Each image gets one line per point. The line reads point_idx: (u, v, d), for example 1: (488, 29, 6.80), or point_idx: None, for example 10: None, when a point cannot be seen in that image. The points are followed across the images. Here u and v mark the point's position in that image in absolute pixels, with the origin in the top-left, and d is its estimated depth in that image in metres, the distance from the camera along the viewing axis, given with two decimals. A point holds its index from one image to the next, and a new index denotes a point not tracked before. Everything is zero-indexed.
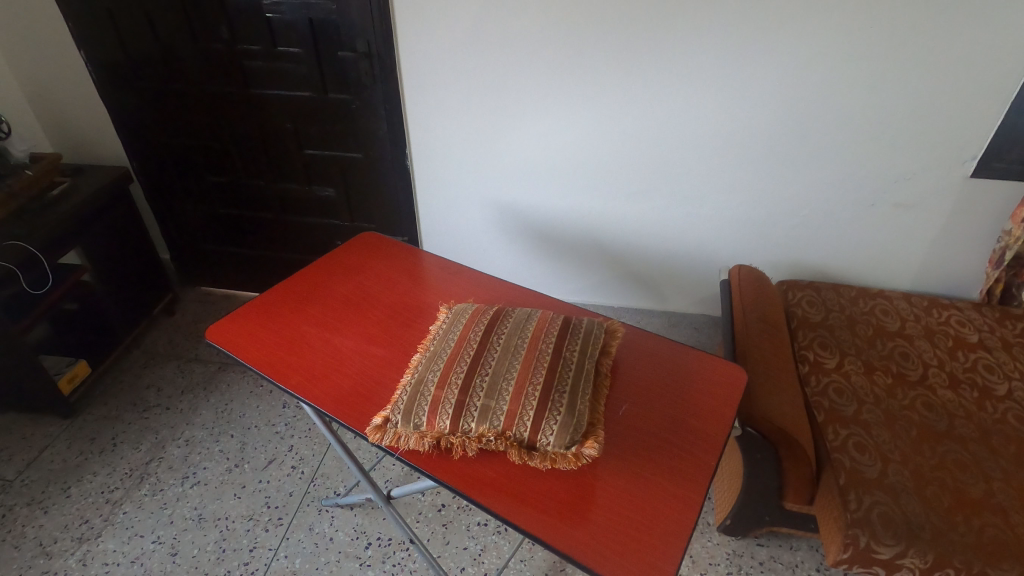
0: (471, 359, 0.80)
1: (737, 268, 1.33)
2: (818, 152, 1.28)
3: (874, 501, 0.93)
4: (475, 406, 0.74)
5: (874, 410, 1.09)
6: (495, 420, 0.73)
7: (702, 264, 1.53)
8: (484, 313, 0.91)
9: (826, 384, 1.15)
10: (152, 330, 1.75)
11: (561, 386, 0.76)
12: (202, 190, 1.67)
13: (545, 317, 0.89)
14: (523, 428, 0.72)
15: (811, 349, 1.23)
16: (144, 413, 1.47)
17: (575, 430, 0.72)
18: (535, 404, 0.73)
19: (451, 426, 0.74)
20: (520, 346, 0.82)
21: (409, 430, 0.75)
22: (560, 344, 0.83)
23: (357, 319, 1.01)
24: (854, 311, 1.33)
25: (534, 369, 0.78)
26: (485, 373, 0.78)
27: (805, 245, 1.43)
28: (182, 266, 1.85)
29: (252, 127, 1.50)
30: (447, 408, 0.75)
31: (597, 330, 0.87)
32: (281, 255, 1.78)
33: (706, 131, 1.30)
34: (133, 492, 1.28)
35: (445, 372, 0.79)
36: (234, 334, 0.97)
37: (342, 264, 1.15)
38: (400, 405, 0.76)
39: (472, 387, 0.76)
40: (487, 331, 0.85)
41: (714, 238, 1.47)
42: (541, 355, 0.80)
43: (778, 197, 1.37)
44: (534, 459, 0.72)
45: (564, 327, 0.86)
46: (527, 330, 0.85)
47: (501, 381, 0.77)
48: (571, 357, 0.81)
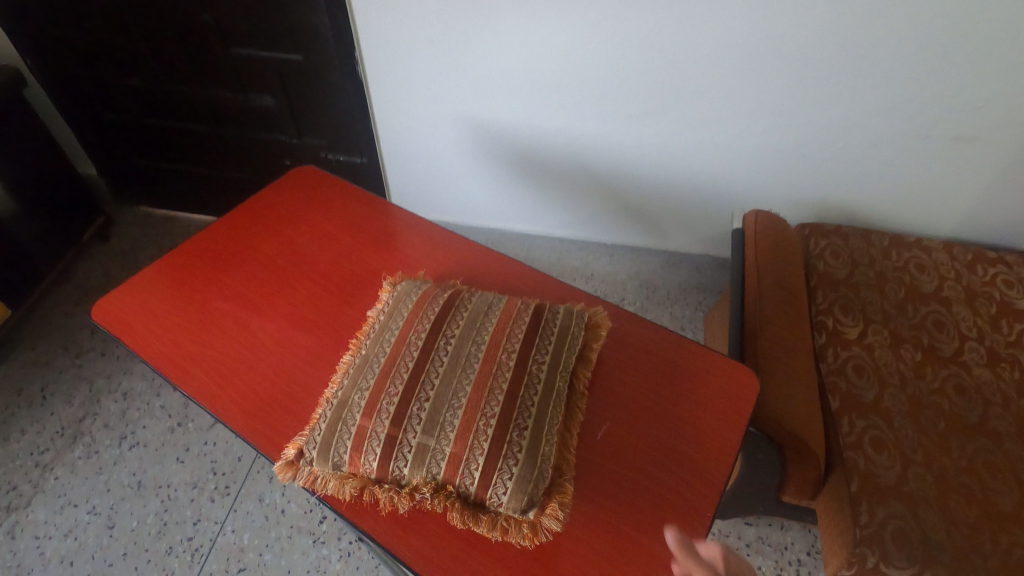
0: (408, 376, 0.62)
1: (754, 214, 1.11)
2: (875, 72, 0.99)
3: (889, 513, 0.81)
4: (409, 447, 0.58)
5: (897, 395, 0.94)
6: (434, 468, 0.57)
7: (711, 203, 1.30)
8: (432, 302, 0.71)
9: (844, 360, 0.99)
10: (84, 258, 1.55)
11: (520, 421, 0.59)
12: (118, 95, 1.38)
13: (508, 310, 0.70)
14: (468, 481, 0.56)
15: (831, 315, 1.05)
16: (76, 360, 1.32)
17: (535, 486, 0.56)
18: (485, 450, 0.57)
19: (380, 470, 0.58)
20: (473, 359, 0.64)
21: (328, 471, 0.60)
22: (524, 356, 0.64)
23: (281, 292, 0.81)
24: (885, 265, 1.13)
25: (488, 395, 0.60)
26: (424, 399, 0.60)
27: (837, 183, 1.19)
28: (113, 183, 1.61)
29: (159, 18, 1.19)
30: (375, 447, 0.58)
31: (572, 332, 0.69)
32: (224, 173, 1.53)
33: (734, 44, 1.00)
34: (66, 454, 1.17)
35: (375, 395, 0.61)
36: (127, 313, 0.79)
37: (269, 212, 0.93)
38: (317, 438, 0.60)
39: (406, 420, 0.59)
40: (434, 333, 0.66)
41: (729, 173, 1.23)
42: (498, 372, 0.62)
43: (814, 124, 1.10)
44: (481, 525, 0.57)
45: (532, 327, 0.68)
46: (484, 333, 0.67)
47: (443, 412, 0.59)
48: (537, 375, 0.63)
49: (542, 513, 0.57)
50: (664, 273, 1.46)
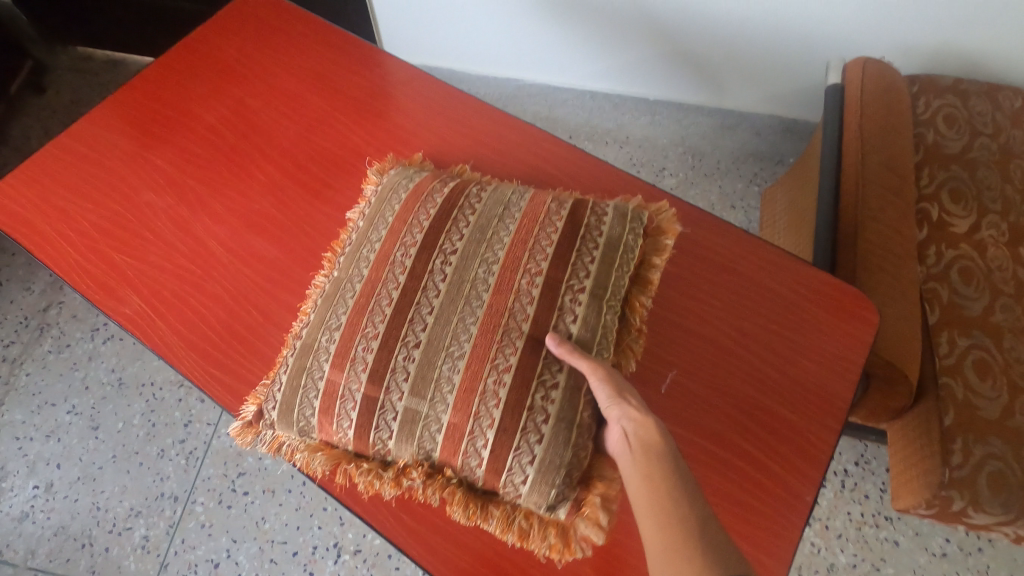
0: (392, 310, 0.55)
1: (864, 63, 0.85)
2: None
3: (988, 453, 0.68)
4: (393, 416, 0.53)
5: (1011, 308, 0.76)
6: (428, 445, 0.53)
7: (792, 48, 1.00)
8: (421, 212, 0.61)
9: (949, 261, 0.80)
10: (21, 115, 1.30)
11: (544, 380, 0.53)
12: None
13: (527, 225, 0.59)
14: (473, 464, 0.52)
15: (936, 203, 0.84)
16: None
17: (562, 480, 0.51)
18: (495, 425, 0.52)
19: (355, 442, 0.55)
20: (482, 292, 0.56)
21: (293, 435, 0.57)
22: (553, 291, 0.56)
23: (254, 188, 0.68)
24: (1012, 137, 0.88)
25: (496, 343, 0.54)
26: (414, 344, 0.54)
27: (970, 23, 0.88)
28: (35, 14, 1.29)
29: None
30: (349, 413, 0.54)
31: (626, 248, 0.59)
32: (168, 2, 1.21)
33: None
34: (34, 348, 1.05)
35: (346, 339, 0.55)
36: (57, 232, 0.65)
37: (225, 74, 0.75)
38: (275, 400, 0.56)
39: (390, 373, 0.54)
40: (428, 258, 0.58)
41: (828, 6, 0.91)
42: (512, 314, 0.55)
43: None
44: (492, 522, 0.54)
45: (564, 247, 0.58)
46: (494, 255, 0.57)
47: (439, 363, 0.53)
48: (574, 313, 0.55)
49: (575, 515, 0.53)
50: (716, 139, 1.21)
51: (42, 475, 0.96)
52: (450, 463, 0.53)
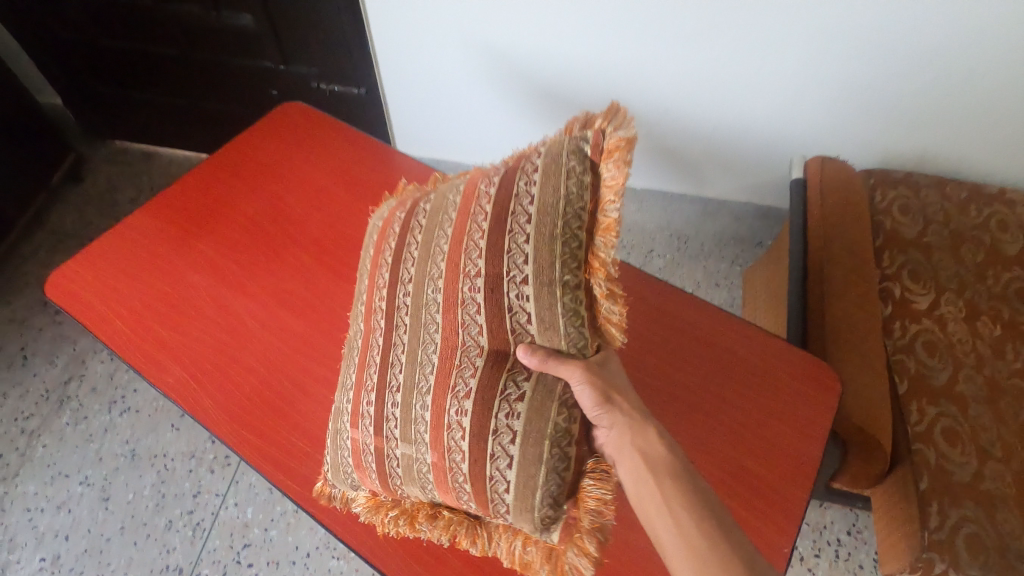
0: (380, 355, 0.64)
1: (819, 160, 0.96)
2: None
3: (963, 516, 0.72)
4: (395, 460, 0.61)
5: (974, 379, 0.83)
6: (428, 485, 0.60)
7: (760, 146, 1.12)
8: (387, 246, 0.68)
9: (913, 335, 0.87)
10: (59, 202, 1.41)
11: (508, 394, 0.57)
12: (73, 15, 1.19)
13: (465, 217, 0.62)
14: (464, 496, 0.59)
15: (899, 282, 0.92)
16: (56, 317, 1.21)
17: (541, 505, 0.56)
18: (466, 458, 0.58)
19: (385, 488, 0.62)
20: (435, 314, 0.61)
21: (348, 489, 0.64)
22: (496, 289, 0.58)
23: (280, 269, 0.76)
24: (962, 223, 0.98)
25: (455, 368, 0.59)
26: (395, 387, 0.61)
27: (913, 127, 1.02)
28: (82, 115, 1.44)
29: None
30: (368, 457, 0.62)
31: (568, 201, 0.56)
32: (204, 104, 1.35)
33: None
34: (53, 421, 1.09)
35: (357, 400, 0.64)
36: (105, 304, 0.73)
37: (256, 170, 0.85)
38: (327, 463, 0.65)
39: (386, 422, 0.61)
40: (394, 290, 0.64)
41: (788, 110, 1.04)
42: (466, 330, 0.59)
43: (900, 52, 0.90)
44: (498, 548, 0.62)
45: (497, 230, 0.59)
46: (439, 262, 0.62)
47: (414, 400, 0.60)
48: (524, 305, 0.57)
49: (568, 541, 0.59)
50: (699, 223, 1.32)
51: (50, 547, 0.97)
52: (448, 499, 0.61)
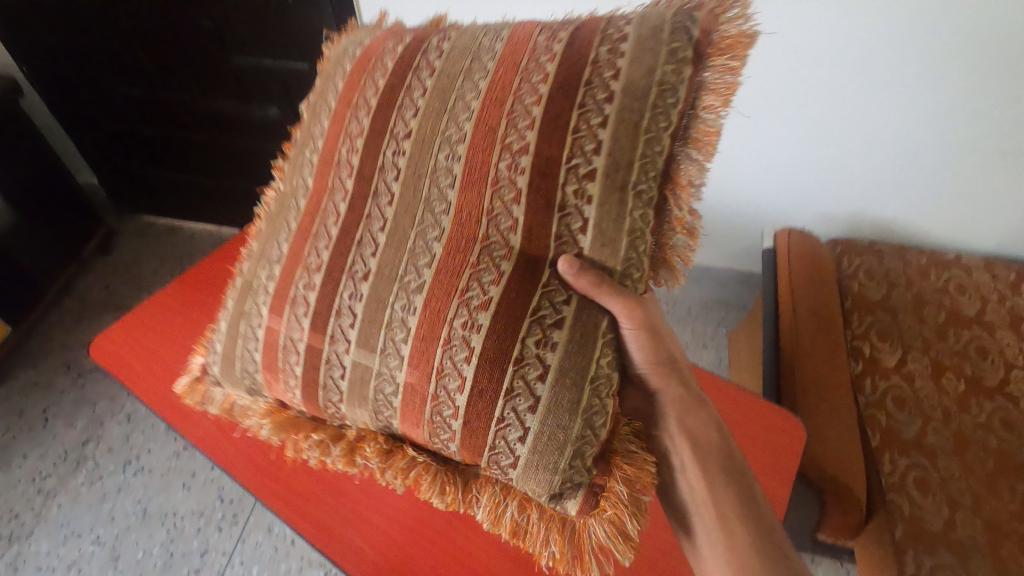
0: (338, 230, 0.56)
1: (788, 232, 1.12)
2: (924, 86, 0.92)
3: (939, 564, 0.76)
4: (341, 372, 0.55)
5: (942, 432, 0.88)
6: (385, 411, 0.54)
7: (737, 220, 1.24)
8: (369, 80, 0.58)
9: (884, 390, 0.93)
10: (88, 273, 1.51)
11: (542, 317, 0.49)
12: (118, 104, 1.33)
13: (499, 86, 0.52)
14: (444, 438, 0.51)
15: (867, 341, 0.98)
16: (78, 380, 1.28)
17: (568, 462, 0.48)
18: (464, 391, 0.49)
19: (306, 406, 0.59)
20: (440, 217, 0.53)
21: (243, 393, 0.63)
22: (549, 174, 0.49)
23: None
24: (922, 286, 1.06)
25: (469, 267, 0.51)
26: (362, 277, 0.54)
27: (870, 202, 1.14)
28: (116, 194, 1.57)
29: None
30: (293, 368, 0.57)
31: (659, 89, 0.48)
32: (229, 184, 1.48)
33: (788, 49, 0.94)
34: (69, 480, 1.13)
35: (285, 279, 0.58)
36: (131, 356, 0.76)
37: None
38: (217, 354, 0.63)
39: (336, 316, 0.55)
40: (377, 143, 0.56)
41: (758, 187, 1.17)
42: (491, 221, 0.51)
43: (849, 139, 1.04)
44: (479, 510, 0.55)
45: (552, 117, 0.49)
46: (466, 110, 0.52)
47: (393, 291, 0.53)
48: (581, 210, 0.49)
49: (591, 513, 0.50)
50: (686, 289, 1.41)
51: None
52: (411, 433, 0.54)
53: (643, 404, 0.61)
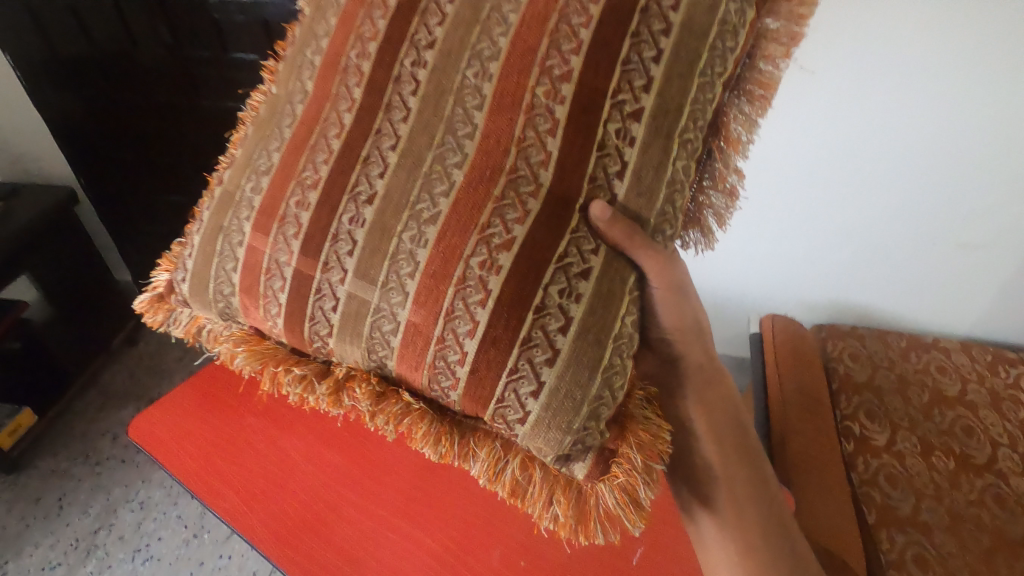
0: (338, 144, 0.51)
1: (771, 321, 1.19)
2: (886, 186, 1.06)
3: None
4: (332, 305, 0.49)
5: (935, 508, 0.92)
6: (380, 350, 0.48)
7: (730, 305, 1.35)
8: (365, 18, 0.52)
9: (876, 468, 0.97)
10: (112, 363, 1.58)
11: (568, 265, 0.46)
12: (160, 208, 1.47)
13: (523, 49, 0.48)
14: (444, 386, 0.47)
15: (856, 421, 1.03)
16: (95, 468, 1.32)
17: (582, 424, 0.45)
18: (475, 337, 0.45)
19: (287, 337, 0.53)
20: (463, 141, 0.48)
21: (213, 316, 0.57)
22: (591, 110, 0.47)
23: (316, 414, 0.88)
24: (904, 368, 1.12)
25: (492, 202, 0.46)
26: (366, 200, 0.49)
27: (848, 290, 1.25)
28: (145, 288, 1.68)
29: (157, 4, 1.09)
30: (276, 296, 0.51)
31: (720, 26, 0.47)
32: None
33: (776, 155, 1.07)
34: (77, 570, 1.15)
35: (274, 194, 0.52)
36: (170, 433, 0.83)
37: None
38: (187, 271, 0.55)
39: (331, 241, 0.49)
40: (393, 51, 0.51)
41: (745, 275, 1.29)
42: (520, 153, 0.47)
43: (822, 231, 1.16)
44: (475, 465, 0.50)
45: (595, 66, 0.47)
46: (492, 45, 0.49)
47: (402, 220, 0.48)
48: (623, 151, 0.47)
49: (600, 479, 0.46)
50: None
51: None
52: (408, 378, 0.49)
53: (661, 368, 0.61)
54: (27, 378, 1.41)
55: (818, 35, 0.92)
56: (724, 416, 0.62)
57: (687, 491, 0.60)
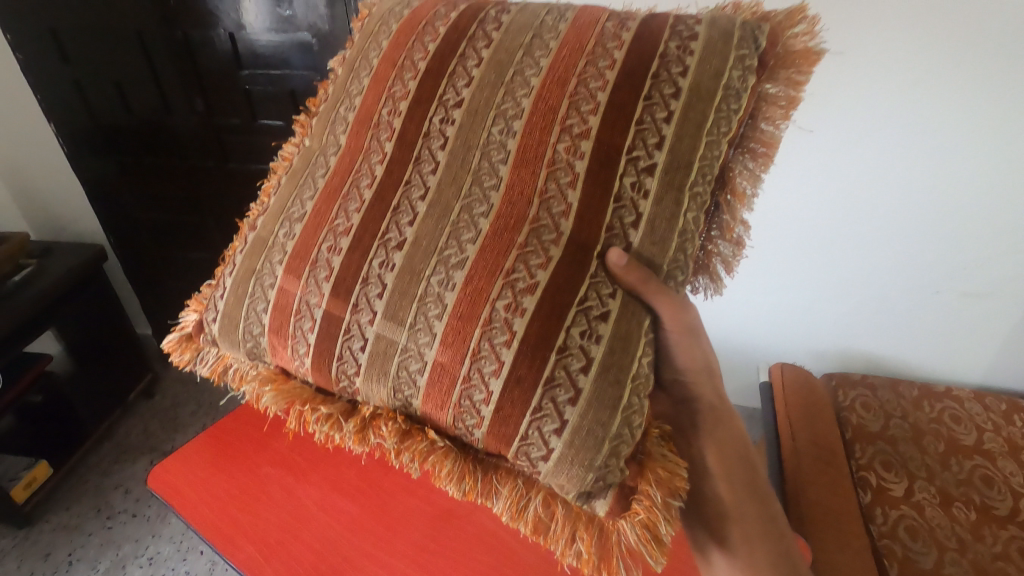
0: (371, 194, 0.55)
1: (781, 367, 1.22)
2: (888, 236, 1.09)
3: None
4: (361, 345, 0.51)
5: (959, 562, 0.90)
6: (406, 389, 0.50)
7: (742, 352, 1.38)
8: (397, 81, 0.59)
9: (895, 519, 0.95)
10: (128, 417, 1.60)
11: (588, 309, 0.48)
12: (180, 263, 1.53)
13: (543, 108, 0.54)
14: (469, 424, 0.48)
15: (872, 471, 1.02)
16: (106, 522, 1.32)
17: (604, 461, 0.45)
18: (500, 376, 0.47)
19: (315, 377, 0.54)
20: (489, 192, 0.52)
21: (240, 356, 0.59)
22: (608, 163, 0.51)
23: (332, 464, 0.89)
24: (918, 418, 1.11)
25: (516, 249, 0.50)
26: (395, 246, 0.52)
27: (855, 339, 1.27)
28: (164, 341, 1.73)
29: (195, 77, 1.18)
30: (305, 337, 0.54)
31: (725, 92, 0.52)
32: None
33: (780, 206, 1.12)
34: None
35: (306, 240, 0.55)
36: (190, 483, 0.84)
37: None
38: (217, 311, 0.58)
39: (361, 285, 0.52)
40: (423, 111, 0.57)
41: (753, 320, 1.31)
42: (542, 204, 0.51)
43: (827, 279, 1.19)
44: (498, 502, 0.51)
45: (610, 125, 0.52)
46: (514, 105, 0.54)
47: (430, 265, 0.51)
48: (637, 203, 0.51)
49: (621, 515, 0.47)
50: None
51: None
52: (432, 417, 0.50)
53: (675, 410, 0.62)
54: (44, 430, 1.43)
55: (814, 100, 0.99)
56: (735, 457, 0.62)
57: (700, 528, 0.60)
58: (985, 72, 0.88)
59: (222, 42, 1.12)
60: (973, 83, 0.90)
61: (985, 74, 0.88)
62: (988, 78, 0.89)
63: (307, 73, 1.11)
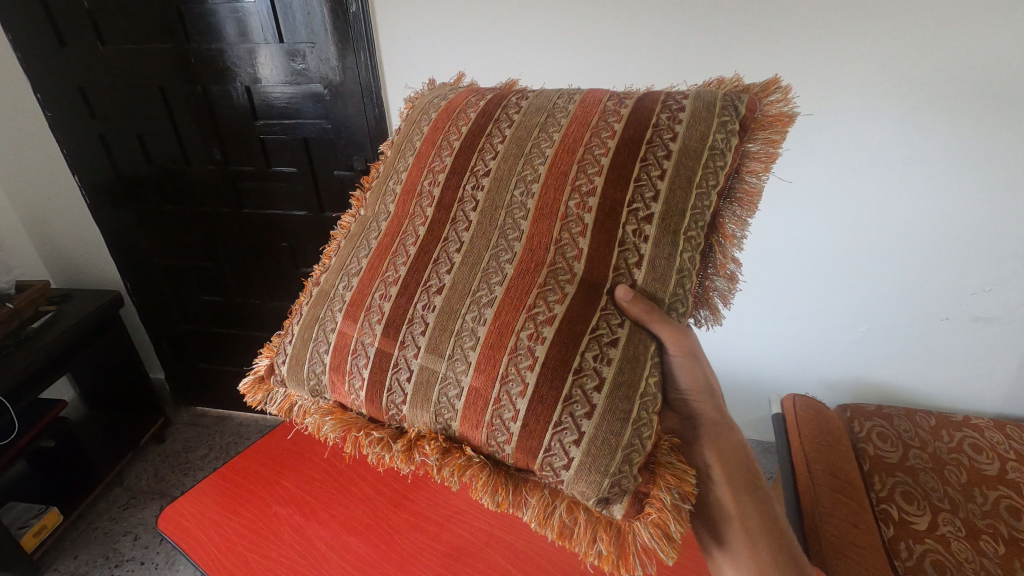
0: (416, 249, 0.57)
1: (792, 400, 1.20)
2: (892, 267, 1.10)
3: None
4: (407, 376, 0.52)
5: None
6: (445, 413, 0.50)
7: (753, 387, 1.38)
8: (436, 156, 0.62)
9: (920, 553, 0.92)
10: (138, 462, 1.60)
11: (599, 334, 0.49)
12: (197, 309, 1.56)
13: (558, 170, 0.56)
14: (500, 441, 0.48)
15: (894, 503, 0.99)
16: (114, 569, 1.30)
17: (618, 467, 0.45)
18: (526, 396, 0.48)
19: (368, 409, 0.54)
20: (513, 242, 0.54)
21: (304, 393, 0.59)
22: (613, 215, 0.53)
23: (343, 500, 0.89)
24: (938, 447, 1.09)
25: (536, 288, 0.51)
26: (436, 290, 0.54)
27: (863, 368, 1.27)
28: (180, 388, 1.75)
29: (212, 129, 1.23)
30: (360, 371, 0.54)
31: (710, 152, 0.54)
32: None
33: (779, 247, 1.14)
34: None
35: (363, 288, 0.57)
36: (201, 530, 0.83)
37: None
38: (286, 353, 0.59)
39: (407, 324, 0.53)
40: (459, 178, 0.60)
41: (766, 356, 1.31)
42: (558, 250, 0.53)
43: (831, 311, 1.20)
44: (527, 512, 0.49)
45: (616, 182, 0.54)
46: (534, 171, 0.57)
47: (466, 304, 0.52)
48: (639, 246, 0.53)
49: (636, 517, 0.46)
50: None
51: None
52: (469, 438, 0.50)
53: (680, 425, 0.61)
54: (55, 477, 1.42)
55: (794, 153, 1.03)
56: (737, 459, 0.61)
57: (704, 532, 0.59)
58: (975, 113, 0.90)
59: (238, 97, 1.17)
60: (963, 122, 0.91)
61: (973, 116, 0.90)
62: (977, 118, 0.90)
63: (320, 121, 1.16)
